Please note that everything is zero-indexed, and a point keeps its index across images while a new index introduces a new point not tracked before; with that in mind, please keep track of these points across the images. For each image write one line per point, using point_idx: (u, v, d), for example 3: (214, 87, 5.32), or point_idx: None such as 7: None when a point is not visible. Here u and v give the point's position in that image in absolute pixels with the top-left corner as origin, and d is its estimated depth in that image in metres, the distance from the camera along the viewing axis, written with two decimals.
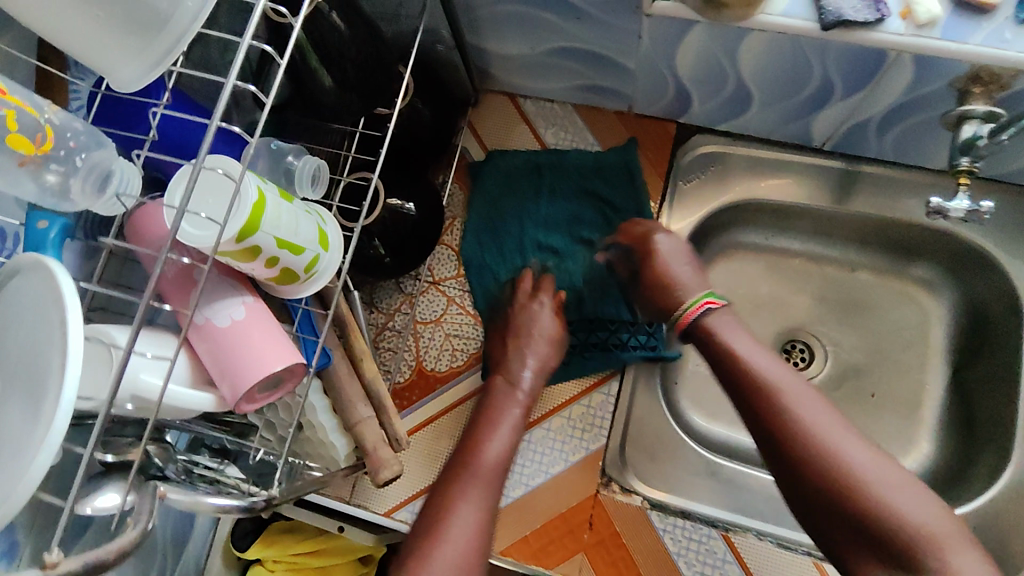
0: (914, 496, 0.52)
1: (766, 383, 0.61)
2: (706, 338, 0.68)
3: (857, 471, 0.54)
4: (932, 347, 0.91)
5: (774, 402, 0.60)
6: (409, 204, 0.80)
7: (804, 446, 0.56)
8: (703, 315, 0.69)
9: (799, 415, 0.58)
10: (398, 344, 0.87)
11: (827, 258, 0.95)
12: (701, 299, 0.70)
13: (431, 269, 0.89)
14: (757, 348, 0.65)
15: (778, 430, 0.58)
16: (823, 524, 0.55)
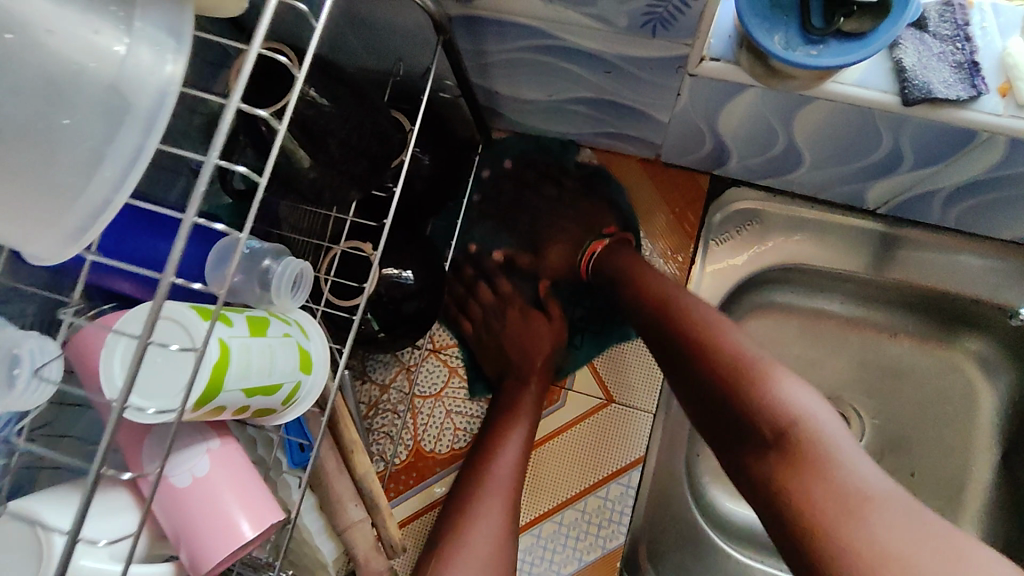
0: (793, 382, 0.55)
1: (699, 319, 0.61)
2: (603, 274, 0.74)
3: (744, 363, 0.56)
4: (981, 426, 0.83)
5: (684, 320, 0.62)
6: (407, 274, 0.70)
7: (699, 342, 0.59)
8: (592, 258, 0.75)
9: (703, 327, 0.60)
10: (393, 422, 0.78)
11: (865, 320, 0.86)
12: (590, 244, 0.77)
13: (431, 336, 0.80)
14: (668, 279, 0.68)
15: (683, 331, 0.61)
16: (704, 402, 0.58)
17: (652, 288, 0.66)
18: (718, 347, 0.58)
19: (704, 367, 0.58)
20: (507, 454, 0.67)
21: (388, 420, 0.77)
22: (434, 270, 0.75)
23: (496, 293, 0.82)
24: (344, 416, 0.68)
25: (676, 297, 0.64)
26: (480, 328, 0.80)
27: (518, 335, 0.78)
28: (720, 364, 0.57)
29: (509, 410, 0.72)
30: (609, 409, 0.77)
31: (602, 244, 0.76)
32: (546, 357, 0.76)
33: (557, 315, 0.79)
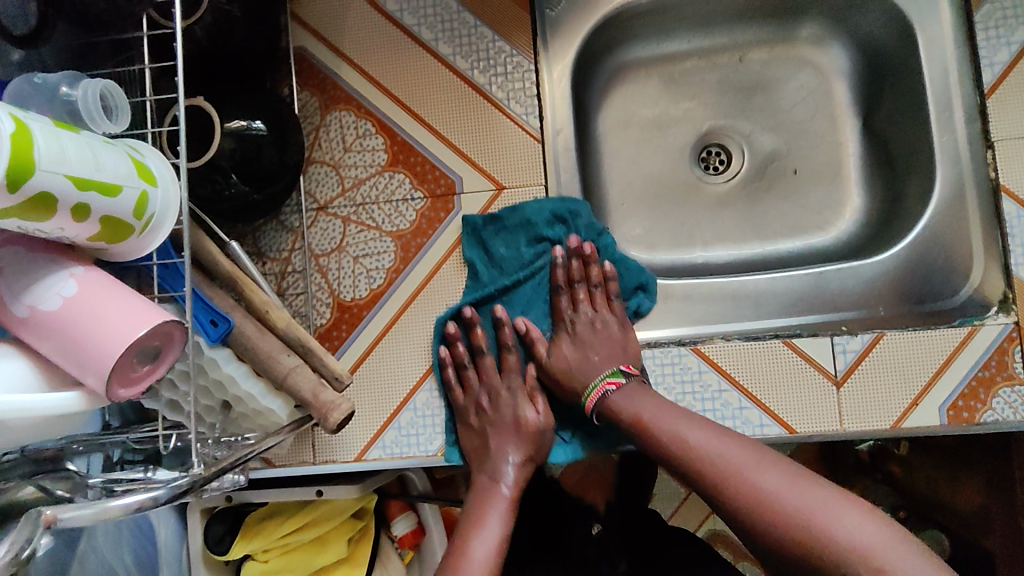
0: (852, 516, 0.52)
1: (715, 466, 0.59)
2: (613, 421, 0.69)
3: (790, 511, 0.54)
4: (836, 103, 0.88)
5: (709, 471, 0.59)
6: (256, 122, 0.69)
7: (734, 500, 0.57)
8: (603, 398, 0.71)
9: (733, 478, 0.58)
10: (306, 285, 0.78)
11: (715, 47, 0.90)
12: (604, 381, 0.71)
13: (312, 196, 0.79)
14: (688, 421, 0.64)
15: (717, 482, 0.59)
16: (775, 561, 0.55)
17: (672, 440, 0.63)
18: (755, 509, 0.56)
19: (754, 542, 0.56)
20: (481, 541, 0.67)
21: (302, 288, 0.78)
22: (285, 120, 0.73)
23: (499, 366, 0.77)
24: (244, 282, 0.69)
25: (695, 448, 0.61)
26: (493, 389, 0.76)
27: (509, 430, 0.74)
28: (761, 513, 0.55)
29: (479, 509, 0.71)
30: (504, 195, 0.78)
31: (620, 385, 0.70)
32: (525, 458, 0.74)
33: (546, 412, 0.75)
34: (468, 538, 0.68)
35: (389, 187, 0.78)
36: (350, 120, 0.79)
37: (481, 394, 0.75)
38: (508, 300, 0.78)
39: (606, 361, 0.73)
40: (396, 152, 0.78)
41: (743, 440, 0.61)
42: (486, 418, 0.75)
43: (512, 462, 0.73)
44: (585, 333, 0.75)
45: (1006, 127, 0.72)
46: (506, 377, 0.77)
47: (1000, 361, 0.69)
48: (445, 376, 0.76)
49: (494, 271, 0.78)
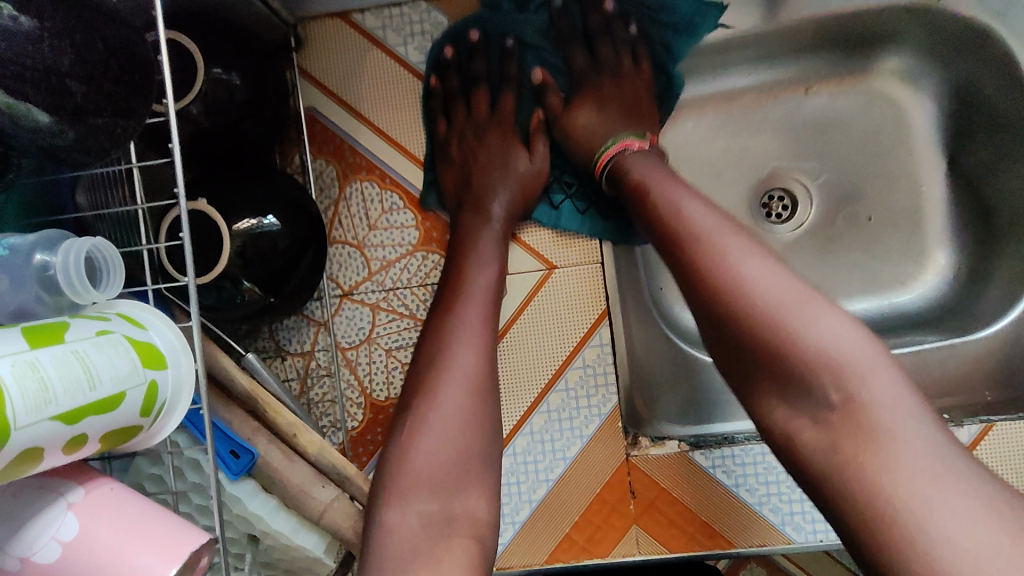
0: (834, 320, 0.45)
1: (696, 238, 0.51)
2: (620, 180, 0.61)
3: (775, 307, 0.46)
4: (918, 142, 0.78)
5: (691, 246, 0.51)
6: (268, 218, 0.59)
7: (711, 281, 0.49)
8: (621, 154, 0.63)
9: (721, 261, 0.49)
10: (334, 384, 0.68)
11: (778, 82, 0.80)
12: (619, 142, 0.64)
13: (335, 281, 0.68)
14: (683, 194, 0.55)
15: (693, 261, 0.50)
16: (730, 350, 0.49)
17: (665, 209, 0.54)
18: (731, 289, 0.48)
19: (716, 326, 0.49)
20: (483, 278, 0.60)
21: (328, 388, 0.68)
22: (301, 208, 0.63)
23: (493, 111, 0.71)
24: (266, 402, 0.60)
25: (685, 222, 0.52)
26: (483, 125, 0.70)
27: (496, 168, 0.68)
28: (742, 303, 0.47)
29: (469, 244, 0.63)
30: (555, 275, 0.68)
31: (643, 146, 0.63)
32: (513, 199, 0.67)
33: (541, 159, 0.69)
34: (464, 282, 0.60)
35: (422, 269, 0.68)
36: (373, 193, 0.69)
37: (469, 136, 0.69)
38: (523, 44, 0.71)
39: (616, 130, 0.66)
40: (429, 229, 0.68)
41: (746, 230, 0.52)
42: (475, 152, 0.69)
43: (500, 202, 0.66)
44: (606, 95, 0.69)
45: None
46: (498, 121, 0.70)
47: None
48: (432, 110, 0.69)
49: (507, 27, 0.70)
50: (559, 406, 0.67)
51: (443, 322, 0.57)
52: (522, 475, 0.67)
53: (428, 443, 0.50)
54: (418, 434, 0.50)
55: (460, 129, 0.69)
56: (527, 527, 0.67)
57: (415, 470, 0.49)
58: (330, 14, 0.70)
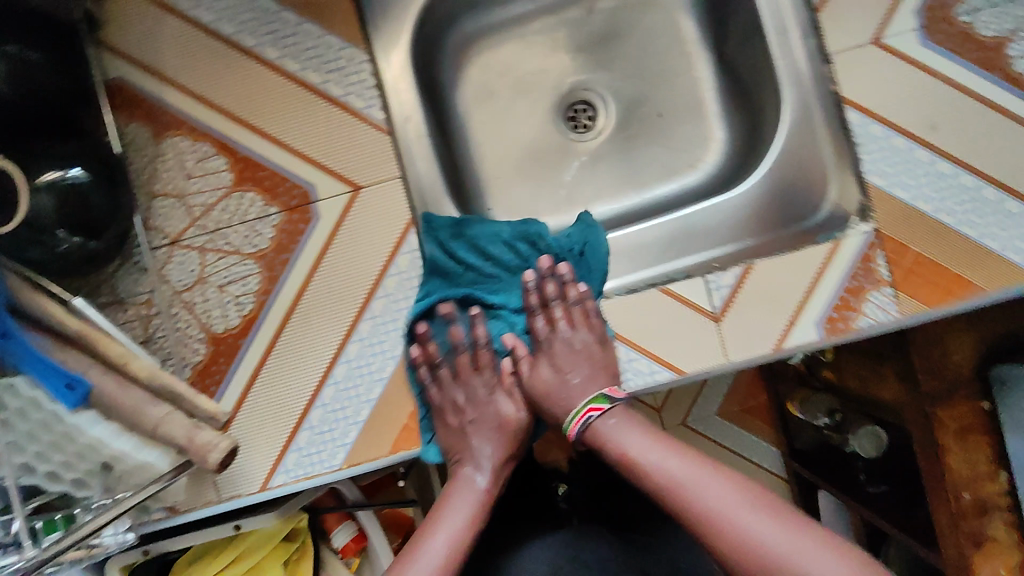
0: (827, 560, 0.55)
1: (688, 502, 0.60)
2: (599, 449, 0.69)
3: (760, 552, 0.56)
4: (688, 40, 0.88)
5: (676, 496, 0.61)
6: (74, 170, 0.65)
7: (705, 530, 0.59)
8: (589, 424, 0.70)
9: (691, 487, 0.61)
10: (174, 324, 0.74)
11: (562, 5, 0.90)
12: (585, 407, 0.70)
13: (162, 231, 0.74)
14: (657, 449, 0.65)
15: (684, 510, 0.60)
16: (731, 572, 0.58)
17: (658, 472, 0.63)
18: (717, 530, 0.58)
19: (721, 563, 0.59)
20: (433, 543, 0.67)
21: (170, 329, 0.74)
22: (112, 165, 0.70)
23: (476, 365, 0.78)
24: (95, 337, 0.66)
25: (666, 474, 0.63)
26: (472, 389, 0.77)
27: (488, 427, 0.76)
28: (741, 550, 0.57)
29: (438, 507, 0.71)
30: (362, 195, 0.75)
31: (603, 410, 0.69)
32: (496, 465, 0.75)
33: (522, 410, 0.78)
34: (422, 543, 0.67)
35: (240, 208, 0.74)
36: (187, 145, 0.75)
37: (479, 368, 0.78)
38: (488, 306, 0.80)
39: (586, 386, 0.72)
40: (241, 169, 0.75)
41: (720, 472, 0.62)
42: (450, 406, 0.76)
43: (478, 474, 0.74)
44: (558, 351, 0.74)
45: (839, 39, 0.73)
46: (481, 373, 0.78)
47: (866, 268, 0.71)
48: (420, 377, 0.75)
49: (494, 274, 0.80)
50: (346, 376, 0.74)
51: (417, 546, 0.67)
52: (357, 381, 0.74)
53: None
54: None
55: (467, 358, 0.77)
56: (367, 426, 0.73)
57: None
58: None
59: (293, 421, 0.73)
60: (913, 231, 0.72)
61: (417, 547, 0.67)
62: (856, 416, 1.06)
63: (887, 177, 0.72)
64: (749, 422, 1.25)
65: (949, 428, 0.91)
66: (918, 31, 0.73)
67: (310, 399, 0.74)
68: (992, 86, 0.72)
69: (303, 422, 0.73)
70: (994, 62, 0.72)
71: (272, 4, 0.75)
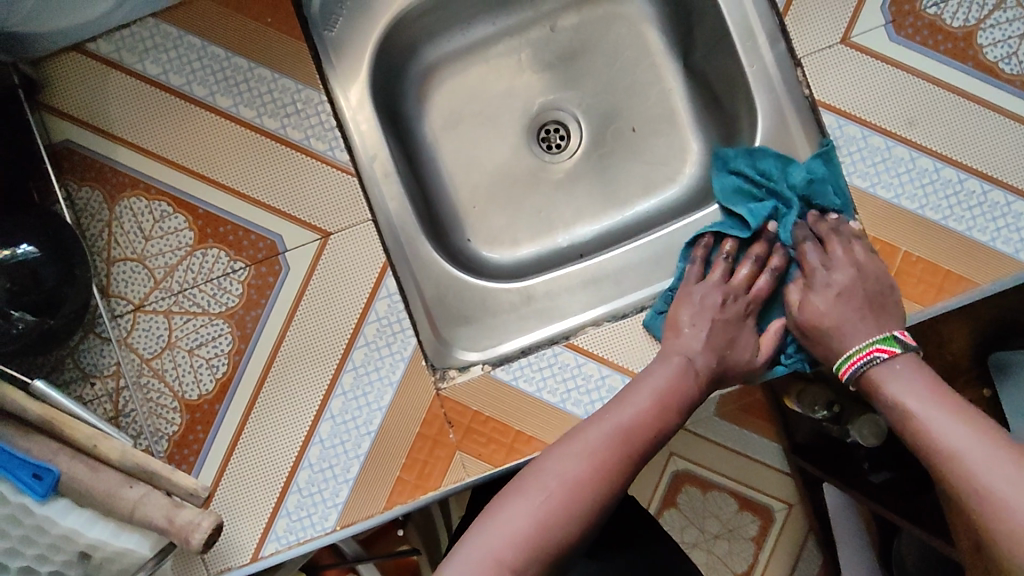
0: None
1: (988, 482, 0.55)
2: (874, 395, 0.66)
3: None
4: (654, 50, 0.86)
5: (962, 467, 0.57)
6: (24, 247, 0.62)
7: (996, 504, 0.54)
8: (870, 366, 0.66)
9: (989, 468, 0.56)
10: (142, 396, 0.70)
11: (524, 23, 0.87)
12: (873, 346, 0.66)
13: (123, 297, 0.70)
14: (947, 412, 0.61)
15: (974, 484, 0.56)
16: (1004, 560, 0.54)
17: (959, 440, 0.58)
18: (999, 512, 0.54)
19: (991, 540, 0.55)
20: (632, 413, 0.64)
21: (140, 401, 0.70)
22: (67, 236, 0.66)
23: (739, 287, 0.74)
24: (60, 421, 0.62)
25: (951, 440, 0.58)
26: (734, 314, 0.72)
27: (728, 338, 0.71)
28: (1022, 543, 0.53)
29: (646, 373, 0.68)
30: (332, 242, 0.72)
31: (891, 354, 0.66)
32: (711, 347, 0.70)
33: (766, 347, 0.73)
34: (577, 431, 0.63)
35: (204, 266, 0.71)
36: (142, 205, 0.71)
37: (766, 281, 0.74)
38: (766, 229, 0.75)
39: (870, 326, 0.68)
40: (203, 226, 0.71)
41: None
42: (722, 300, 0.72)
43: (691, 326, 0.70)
44: (832, 298, 0.69)
45: (807, 41, 0.72)
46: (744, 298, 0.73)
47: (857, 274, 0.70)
48: (688, 266, 0.75)
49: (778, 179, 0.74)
50: (331, 434, 0.70)
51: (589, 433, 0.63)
52: (345, 437, 0.70)
53: (515, 524, 0.57)
54: (523, 522, 0.57)
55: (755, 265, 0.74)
56: (359, 483, 0.70)
57: (502, 539, 0.56)
58: (65, 50, 0.71)
59: (280, 486, 0.70)
60: (901, 231, 0.70)
61: (595, 427, 0.63)
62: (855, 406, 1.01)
63: (869, 179, 0.71)
64: (748, 419, 1.16)
65: None
66: (887, 27, 0.72)
67: (297, 460, 0.70)
68: (965, 77, 0.71)
69: (291, 487, 0.69)
70: (965, 52, 0.71)
71: (221, 50, 0.71)
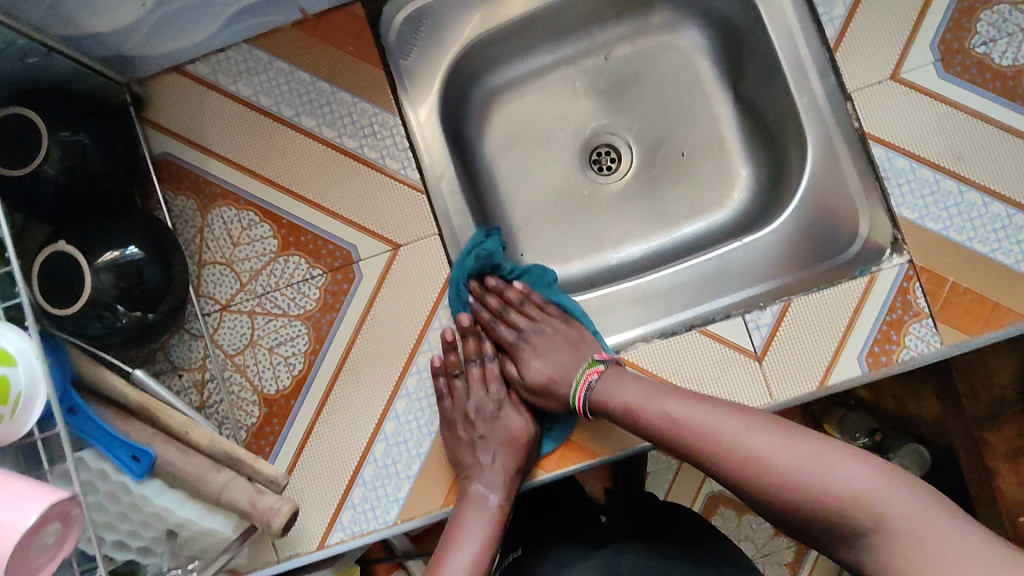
0: (835, 462, 0.56)
1: (709, 433, 0.62)
2: (605, 412, 0.71)
3: (768, 463, 0.58)
4: (705, 80, 0.91)
5: (685, 433, 0.64)
6: (130, 248, 0.67)
7: (720, 446, 0.61)
8: (590, 390, 0.72)
9: (705, 428, 0.63)
10: (227, 388, 0.76)
11: (582, 53, 0.92)
12: (587, 371, 0.74)
13: (212, 297, 0.77)
14: (657, 392, 0.68)
15: (701, 443, 0.62)
16: (755, 499, 0.60)
17: (668, 420, 0.65)
18: (724, 451, 0.61)
19: (734, 484, 0.61)
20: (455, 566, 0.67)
21: (223, 393, 0.76)
22: (167, 240, 0.72)
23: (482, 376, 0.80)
24: (156, 407, 0.68)
25: (667, 415, 0.65)
26: (480, 401, 0.78)
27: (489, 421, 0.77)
28: (754, 473, 0.59)
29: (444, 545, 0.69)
30: (402, 252, 0.77)
31: (600, 373, 0.73)
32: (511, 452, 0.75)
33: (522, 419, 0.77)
34: (441, 564, 0.67)
35: (285, 272, 0.77)
36: (232, 214, 0.77)
37: (495, 323, 0.82)
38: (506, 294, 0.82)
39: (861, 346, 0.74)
40: (285, 234, 0.77)
41: (727, 406, 0.64)
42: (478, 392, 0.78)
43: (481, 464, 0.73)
44: (549, 329, 0.79)
45: (858, 76, 0.76)
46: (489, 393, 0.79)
47: (904, 302, 0.74)
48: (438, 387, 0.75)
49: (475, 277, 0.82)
50: (395, 432, 0.75)
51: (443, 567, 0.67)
52: (407, 435, 0.76)
53: None
54: None
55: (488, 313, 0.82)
56: (420, 479, 0.75)
57: None
58: (166, 71, 0.78)
59: (346, 479, 0.75)
60: (948, 261, 0.74)
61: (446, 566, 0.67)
62: (896, 436, 0.98)
63: (918, 210, 0.74)
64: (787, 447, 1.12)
65: (1001, 452, 0.92)
66: (936, 64, 0.75)
67: (362, 455, 0.75)
68: (1010, 113, 0.74)
69: (356, 480, 0.74)
70: (1015, 90, 0.74)
71: (307, 75, 0.78)
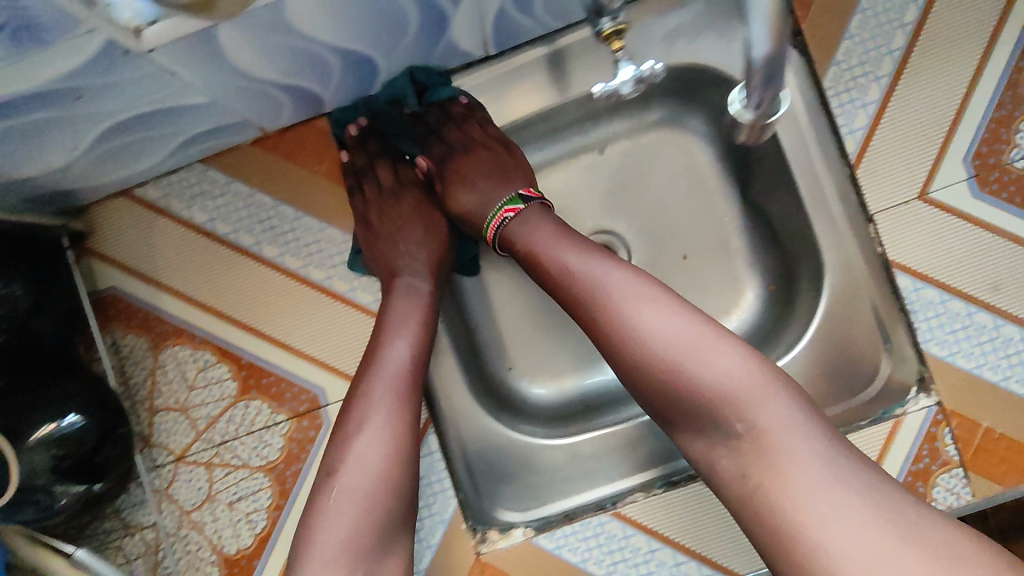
0: (721, 352, 0.51)
1: (596, 290, 0.55)
2: (509, 250, 0.64)
3: (659, 346, 0.52)
4: (710, 178, 0.82)
5: (570, 286, 0.57)
6: (70, 417, 0.61)
7: (608, 306, 0.54)
8: (503, 225, 0.65)
9: (594, 287, 0.56)
10: (183, 548, 0.69)
11: (574, 149, 0.84)
12: (503, 209, 0.65)
13: (167, 447, 0.70)
14: (559, 239, 0.60)
15: (588, 302, 0.56)
16: (625, 370, 0.54)
17: (557, 270, 0.58)
18: (608, 312, 0.54)
19: (605, 341, 0.55)
20: (392, 356, 0.60)
21: (179, 553, 0.69)
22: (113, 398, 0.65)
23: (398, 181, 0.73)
24: None
25: (557, 262, 0.58)
26: (399, 199, 0.72)
27: (400, 226, 0.70)
28: (637, 351, 0.52)
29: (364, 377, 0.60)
30: None
31: (517, 211, 0.64)
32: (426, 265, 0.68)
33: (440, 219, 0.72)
34: (378, 355, 0.61)
35: (246, 418, 0.69)
36: (186, 354, 0.70)
37: (430, 137, 0.73)
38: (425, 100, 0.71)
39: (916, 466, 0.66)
40: (245, 377, 0.70)
41: (635, 270, 0.57)
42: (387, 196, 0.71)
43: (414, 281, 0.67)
44: (491, 166, 0.69)
45: (882, 197, 0.68)
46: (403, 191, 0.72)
47: (933, 450, 0.66)
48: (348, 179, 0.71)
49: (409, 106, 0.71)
50: None
51: (354, 405, 0.58)
52: None
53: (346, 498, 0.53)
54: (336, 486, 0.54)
55: (423, 128, 0.73)
56: None
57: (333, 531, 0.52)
58: (110, 195, 0.71)
59: None
60: (981, 406, 0.66)
61: (366, 390, 0.58)
62: None
63: (947, 346, 0.67)
64: None
65: None
66: (969, 181, 0.67)
67: None
68: None
69: None
70: None
71: (267, 199, 0.70)
